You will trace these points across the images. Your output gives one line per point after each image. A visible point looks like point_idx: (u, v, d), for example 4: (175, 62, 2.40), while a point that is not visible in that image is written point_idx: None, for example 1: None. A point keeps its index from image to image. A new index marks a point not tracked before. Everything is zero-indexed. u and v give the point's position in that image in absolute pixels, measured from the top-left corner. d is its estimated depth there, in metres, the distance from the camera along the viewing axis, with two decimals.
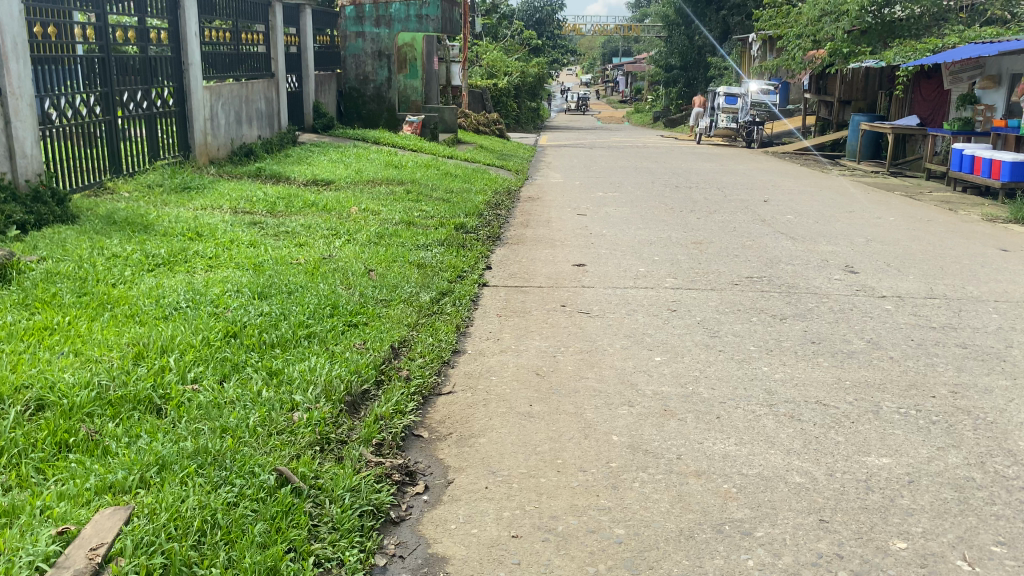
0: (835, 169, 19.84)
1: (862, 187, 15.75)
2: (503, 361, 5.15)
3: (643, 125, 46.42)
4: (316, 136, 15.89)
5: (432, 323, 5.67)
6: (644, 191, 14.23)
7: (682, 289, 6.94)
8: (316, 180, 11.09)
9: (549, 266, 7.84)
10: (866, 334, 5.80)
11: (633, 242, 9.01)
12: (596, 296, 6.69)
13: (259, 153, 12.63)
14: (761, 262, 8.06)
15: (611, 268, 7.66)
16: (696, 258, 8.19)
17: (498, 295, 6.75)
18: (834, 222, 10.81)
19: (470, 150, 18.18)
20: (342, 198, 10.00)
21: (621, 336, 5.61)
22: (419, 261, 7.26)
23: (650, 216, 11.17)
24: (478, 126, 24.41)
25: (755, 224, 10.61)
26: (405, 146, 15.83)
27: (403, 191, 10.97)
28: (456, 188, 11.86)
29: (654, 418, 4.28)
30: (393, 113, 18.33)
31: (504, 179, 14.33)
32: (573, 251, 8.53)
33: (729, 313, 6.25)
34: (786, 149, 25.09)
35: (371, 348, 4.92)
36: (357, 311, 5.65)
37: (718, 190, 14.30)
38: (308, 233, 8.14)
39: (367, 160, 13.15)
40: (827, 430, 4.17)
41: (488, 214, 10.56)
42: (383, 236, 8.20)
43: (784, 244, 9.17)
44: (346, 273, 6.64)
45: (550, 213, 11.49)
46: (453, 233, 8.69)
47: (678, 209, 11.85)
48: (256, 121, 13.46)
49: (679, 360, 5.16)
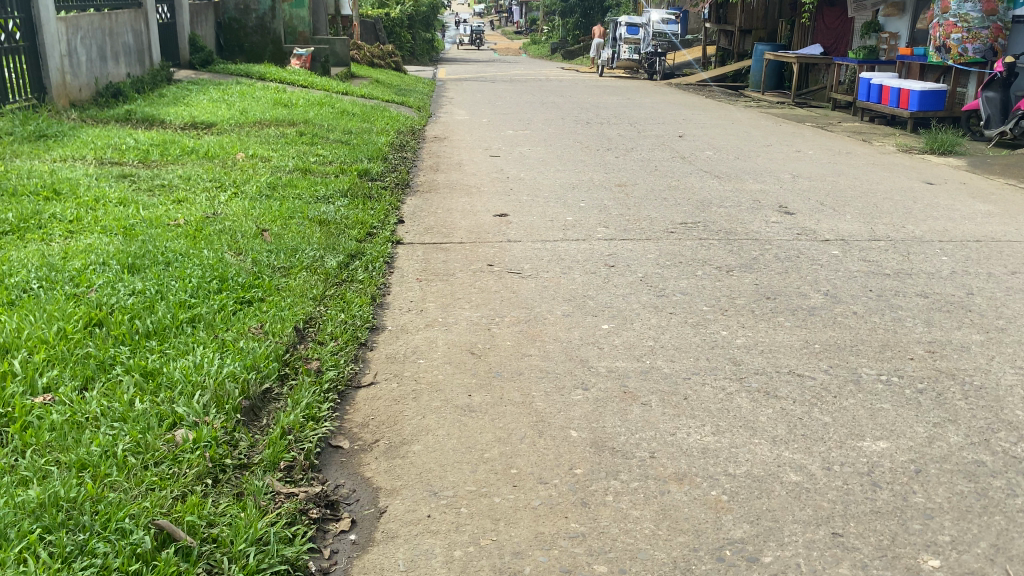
0: (741, 101, 19.58)
1: (772, 119, 15.50)
2: (429, 337, 4.42)
3: (540, 57, 45.40)
4: (194, 72, 14.41)
5: (341, 294, 4.88)
6: (555, 128, 13.53)
7: (617, 240, 6.34)
8: (196, 123, 9.89)
9: (467, 218, 7.10)
10: (821, 285, 5.34)
11: (554, 188, 8.34)
12: (525, 253, 6.02)
13: (129, 93, 11.24)
14: (693, 205, 7.54)
15: (534, 218, 6.98)
16: (624, 203, 7.59)
17: (414, 254, 5.99)
18: (755, 158, 10.41)
19: (366, 86, 16.99)
20: (226, 144, 8.91)
21: (560, 301, 4.96)
22: (320, 218, 6.39)
23: (566, 156, 10.50)
24: (371, 59, 22.99)
25: (676, 162, 10.10)
26: (295, 83, 14.56)
27: (296, 134, 9.91)
28: (355, 128, 10.86)
29: (615, 403, 3.66)
30: (279, 45, 16.79)
31: (406, 117, 13.35)
32: (491, 200, 7.81)
33: (672, 266, 5.69)
34: (688, 81, 24.76)
35: (271, 333, 4.12)
36: (250, 283, 4.80)
37: (631, 126, 13.73)
38: (188, 186, 7.11)
39: (253, 98, 11.93)
40: (810, 408, 3.66)
41: (392, 157, 9.66)
42: (276, 188, 7.25)
43: (711, 184, 8.68)
44: (234, 235, 5.72)
45: (460, 154, 10.67)
46: (355, 181, 7.80)
47: (594, 148, 11.23)
48: (124, 57, 11.96)
49: (629, 327, 4.55)
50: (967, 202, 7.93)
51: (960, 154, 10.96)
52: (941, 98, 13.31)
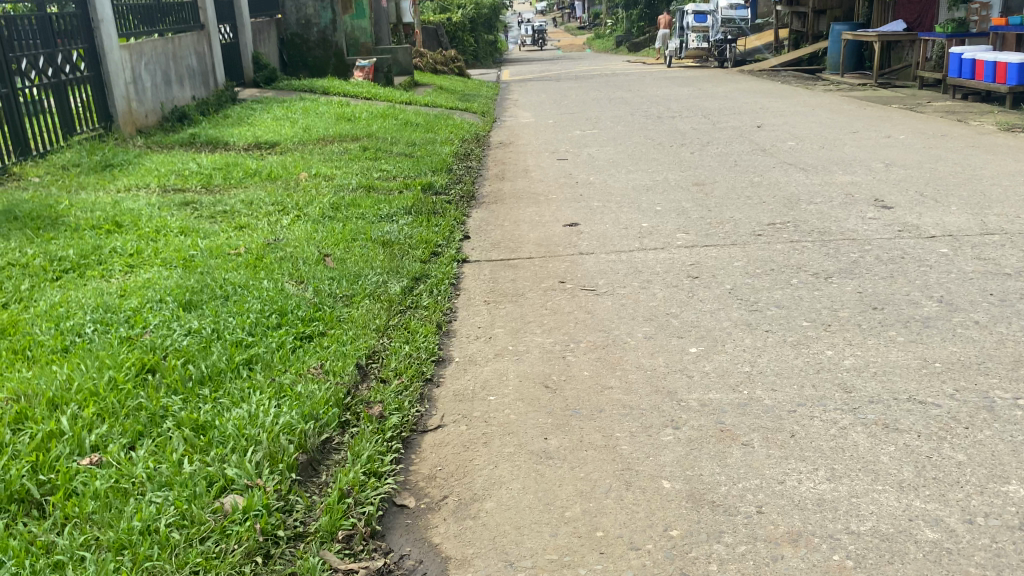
0: (818, 86, 18.72)
1: (854, 102, 14.69)
2: (500, 369, 4.07)
3: (605, 52, 44.75)
4: (259, 91, 14.43)
5: (405, 323, 4.57)
6: (624, 126, 13.06)
7: (698, 247, 5.88)
8: (260, 143, 9.80)
9: (537, 230, 6.73)
10: (933, 290, 4.79)
11: (627, 192, 7.91)
12: (600, 267, 5.63)
13: (194, 116, 11.26)
14: (778, 204, 7.01)
15: (608, 227, 6.58)
16: (704, 204, 7.12)
17: (482, 274, 5.66)
18: (841, 147, 9.76)
19: (430, 94, 16.80)
20: (289, 163, 8.76)
21: (641, 320, 4.55)
22: (384, 239, 6.12)
23: (638, 155, 10.05)
24: (435, 66, 22.88)
25: (755, 155, 9.54)
26: (358, 95, 14.45)
27: (359, 149, 9.73)
28: (419, 139, 10.63)
29: (711, 445, 3.24)
30: (342, 58, 16.72)
31: (470, 124, 13.09)
32: (562, 208, 7.43)
33: (762, 275, 5.21)
34: (760, 67, 23.88)
35: (331, 373, 3.82)
36: (310, 314, 4.54)
37: (704, 119, 13.15)
38: (250, 211, 6.94)
39: (316, 114, 11.83)
40: (940, 444, 3.17)
41: (457, 167, 9.38)
42: (338, 209, 7.03)
43: (796, 178, 8.11)
44: (294, 264, 5.48)
45: (526, 160, 10.33)
46: (419, 197, 7.53)
47: (666, 145, 10.73)
48: (189, 80, 11.99)
49: (719, 348, 4.12)
50: None
51: None
52: None
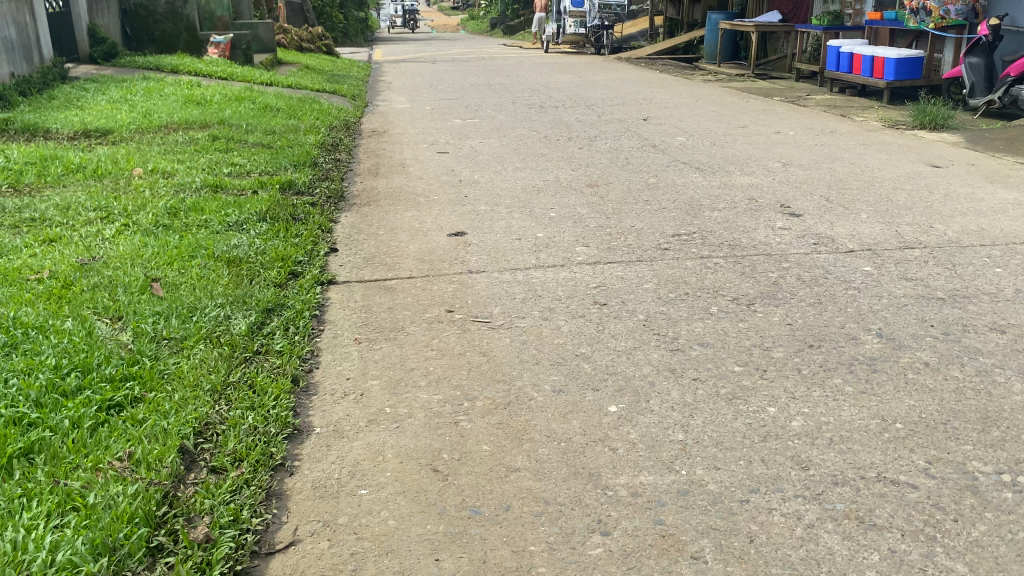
0: (697, 75, 18.54)
1: (735, 94, 14.46)
2: (374, 443, 3.20)
3: (480, 33, 43.90)
4: (96, 66, 12.77)
5: (250, 379, 3.63)
6: (505, 114, 12.28)
7: (602, 265, 5.16)
8: (88, 130, 8.43)
9: (416, 241, 5.83)
10: (869, 320, 4.24)
11: (515, 193, 7.13)
12: (492, 290, 4.80)
13: (10, 96, 9.66)
14: (681, 210, 6.39)
15: (498, 237, 5.77)
16: (602, 211, 6.42)
17: (351, 300, 4.74)
18: (733, 143, 9.33)
19: (295, 74, 15.51)
20: (120, 156, 7.49)
21: (546, 366, 3.77)
22: (228, 255, 5.10)
23: (524, 149, 9.29)
24: (300, 44, 21.40)
25: (647, 151, 8.96)
26: (212, 74, 13.02)
27: (208, 138, 8.51)
28: (279, 127, 9.47)
29: (652, 561, 2.49)
30: (193, 32, 15.12)
31: (338, 109, 11.97)
32: (443, 212, 6.57)
33: (678, 301, 4.53)
34: (639, 54, 23.65)
35: (141, 467, 2.86)
36: (123, 371, 3.52)
37: (588, 109, 12.53)
38: (63, 218, 5.73)
39: (159, 96, 10.43)
40: (931, 548, 2.53)
41: (324, 161, 8.34)
42: (175, 216, 5.92)
43: (694, 178, 7.56)
44: (111, 295, 4.40)
45: (402, 152, 9.38)
46: (275, 198, 6.50)
47: (552, 138, 10.02)
48: (5, 53, 10.33)
49: (643, 406, 3.39)
50: (988, 189, 6.93)
51: (953, 128, 10.00)
52: (918, 65, 12.37)
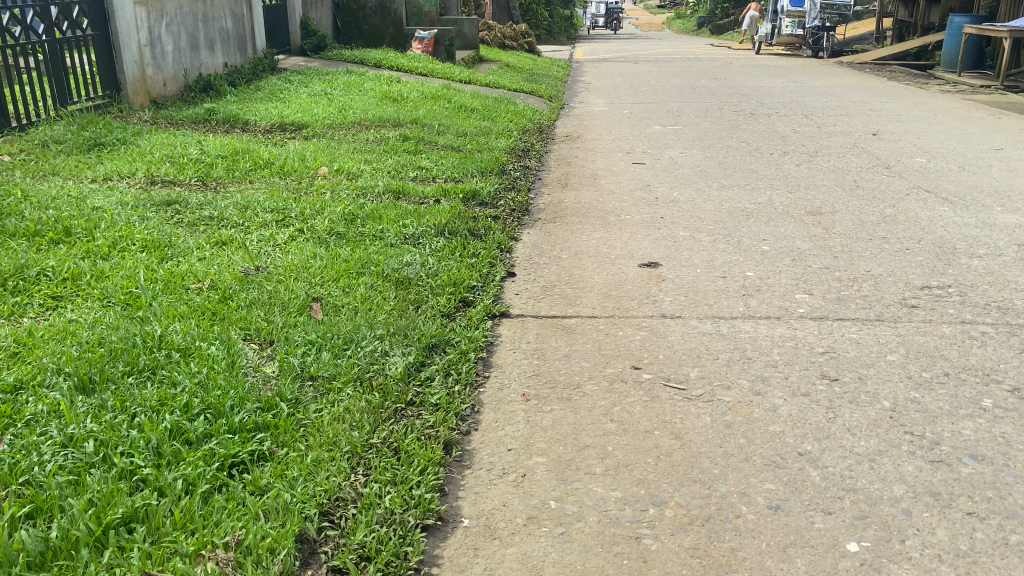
0: (934, 84, 16.53)
1: (983, 108, 12.60)
2: (531, 555, 2.52)
3: (687, 32, 42.46)
4: (305, 58, 13.01)
5: (395, 439, 3.05)
6: (711, 121, 11.28)
7: (829, 322, 4.22)
8: (284, 123, 8.37)
9: (604, 269, 5.12)
10: None
11: (721, 217, 6.24)
12: (691, 342, 4.01)
13: (220, 86, 9.88)
14: (928, 254, 5.27)
15: (699, 273, 4.95)
16: (827, 248, 5.42)
17: (524, 339, 4.09)
18: (988, 170, 7.89)
19: (494, 71, 15.22)
20: (309, 152, 7.31)
21: (758, 466, 2.95)
22: (396, 275, 4.61)
23: (731, 164, 8.32)
24: (503, 41, 21.26)
25: (879, 173, 7.74)
26: (413, 69, 12.91)
27: (398, 138, 8.22)
28: (470, 128, 9.07)
29: None
30: (400, 27, 15.17)
31: (534, 110, 11.48)
32: (637, 236, 5.82)
33: (935, 385, 3.53)
34: (864, 58, 21.63)
35: (248, 563, 2.34)
36: (257, 417, 3.05)
37: (806, 120, 11.28)
38: (240, 219, 5.50)
39: (358, 90, 10.35)
40: None
41: (512, 168, 7.81)
42: (351, 224, 5.55)
43: (941, 212, 6.34)
44: (266, 314, 4.01)
45: (597, 160, 8.70)
46: (456, 210, 6.00)
47: (765, 152, 8.97)
48: (221, 44, 10.60)
49: (894, 549, 2.51)
50: None
51: None
52: None
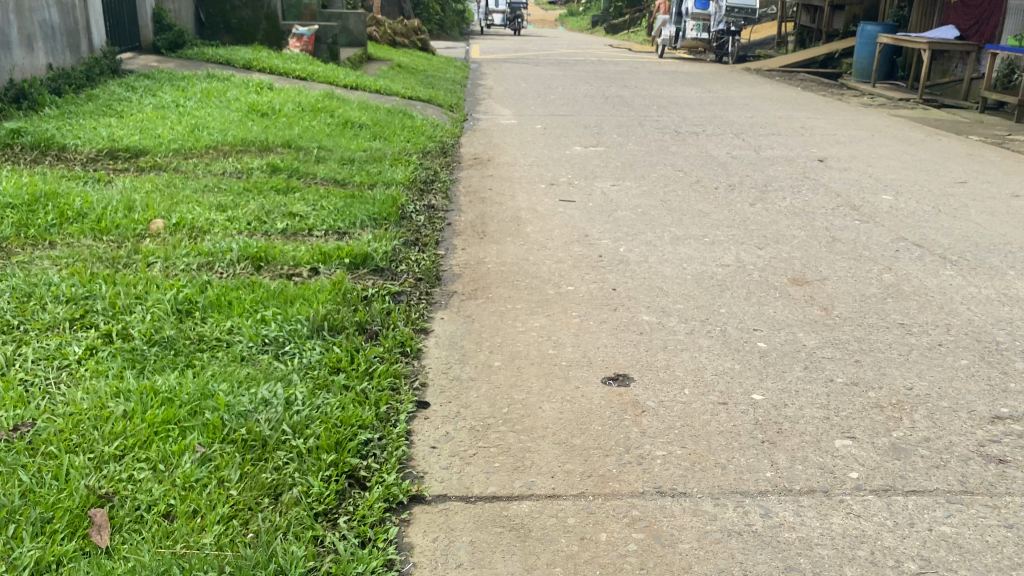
0: (850, 96, 15.87)
1: (914, 127, 11.82)
2: None
3: (581, 31, 41.70)
4: (159, 58, 10.95)
5: None
6: (636, 141, 9.99)
7: (903, 500, 2.85)
8: (116, 149, 6.49)
9: (555, 386, 3.61)
10: None
11: (690, 290, 4.86)
12: (715, 559, 2.55)
13: (39, 95, 7.83)
14: (970, 354, 4.03)
15: (690, 399, 3.51)
16: (841, 346, 4.10)
17: (451, 558, 2.53)
18: (964, 212, 6.86)
19: (386, 76, 13.52)
20: (141, 194, 5.51)
21: None
22: (244, 429, 2.97)
23: (676, 202, 7.00)
24: (394, 38, 19.52)
25: (848, 218, 6.58)
26: (290, 73, 11.07)
27: (266, 170, 6.49)
28: (359, 154, 7.43)
29: None
30: (275, 22, 13.22)
31: (434, 125, 9.88)
32: (588, 322, 4.36)
33: None
34: (771, 65, 21.01)
35: None
36: None
37: (738, 141, 10.15)
38: (16, 317, 3.70)
39: (218, 102, 8.51)
40: None
41: (414, 211, 6.23)
42: (185, 322, 3.86)
43: (948, 278, 5.17)
44: (6, 549, 2.30)
45: (516, 196, 7.22)
46: (339, 288, 4.39)
47: (708, 185, 7.69)
48: (42, 40, 8.50)
49: None
50: None
51: None
52: None
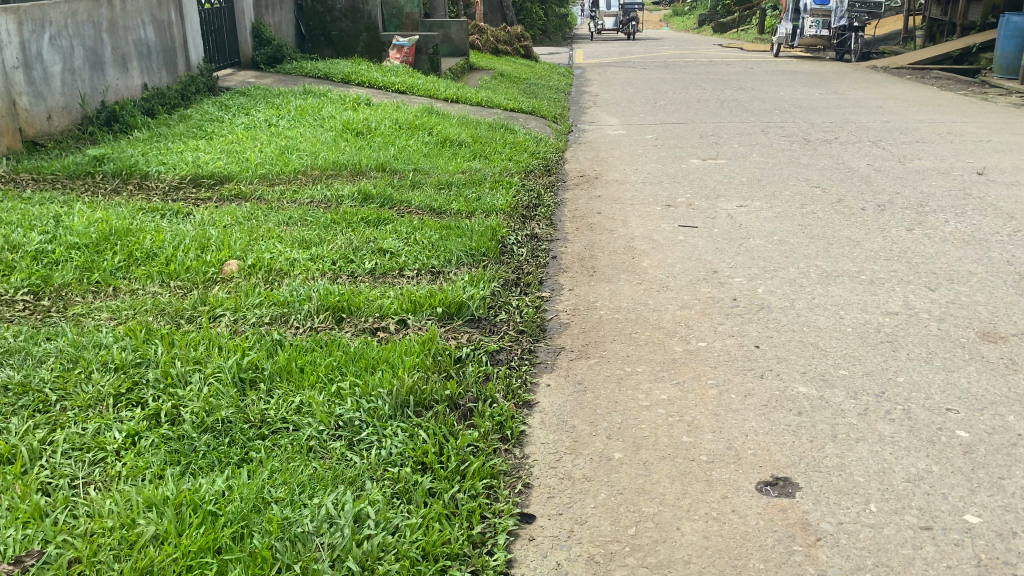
0: (998, 94, 14.28)
1: None
2: None
3: (689, 31, 40.31)
4: (257, 74, 10.68)
5: None
6: (761, 152, 9.01)
7: None
8: (200, 176, 6.06)
9: (695, 495, 2.83)
10: None
11: (853, 349, 3.97)
12: None
13: (130, 118, 7.55)
14: None
15: (880, 522, 2.66)
16: None
17: None
18: None
19: (487, 85, 12.93)
20: (218, 228, 5.01)
21: None
22: (299, 565, 2.31)
23: (818, 228, 6.05)
24: (496, 45, 18.99)
25: None
26: (388, 86, 10.59)
27: (354, 197, 5.93)
28: (456, 176, 6.79)
29: None
30: (374, 32, 12.82)
31: (537, 139, 9.18)
32: (729, 395, 3.54)
33: None
34: (901, 61, 19.38)
35: None
36: None
37: (878, 150, 9.03)
38: (56, 392, 3.18)
39: (311, 120, 8.06)
40: None
41: (516, 243, 5.52)
42: (246, 398, 3.24)
43: None
44: None
45: (630, 220, 6.43)
46: (428, 348, 3.68)
47: (852, 205, 6.69)
48: (137, 59, 8.25)
49: None
50: None
51: None
52: None
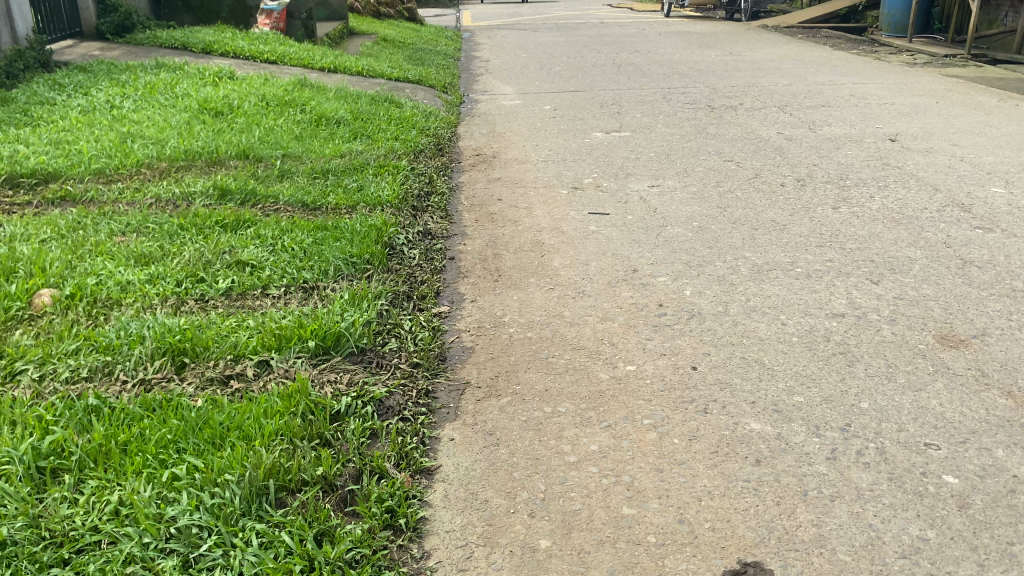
0: (889, 53, 14.23)
1: (981, 89, 10.24)
2: None
3: None
4: (103, 46, 9.42)
5: None
6: (665, 122, 8.47)
7: None
8: (17, 175, 5.08)
9: None
10: None
11: (804, 366, 3.41)
12: None
13: None
14: None
15: None
16: None
17: None
18: None
19: (369, 52, 11.95)
20: (32, 245, 4.08)
21: None
22: None
23: (738, 210, 5.52)
24: (378, 8, 17.89)
25: (967, 226, 5.08)
26: (256, 57, 9.53)
27: (210, 196, 5.05)
28: (333, 162, 5.95)
29: None
30: None
31: (426, 113, 8.36)
32: (670, 440, 2.91)
33: None
34: (791, 21, 19.28)
35: None
36: None
37: (784, 116, 8.63)
38: None
39: (163, 100, 7.04)
40: None
41: (405, 242, 4.76)
42: (43, 501, 2.41)
43: None
44: None
45: (533, 207, 5.75)
46: (295, 405, 2.92)
47: (770, 180, 6.20)
48: None
49: None
50: None
51: None
52: None
